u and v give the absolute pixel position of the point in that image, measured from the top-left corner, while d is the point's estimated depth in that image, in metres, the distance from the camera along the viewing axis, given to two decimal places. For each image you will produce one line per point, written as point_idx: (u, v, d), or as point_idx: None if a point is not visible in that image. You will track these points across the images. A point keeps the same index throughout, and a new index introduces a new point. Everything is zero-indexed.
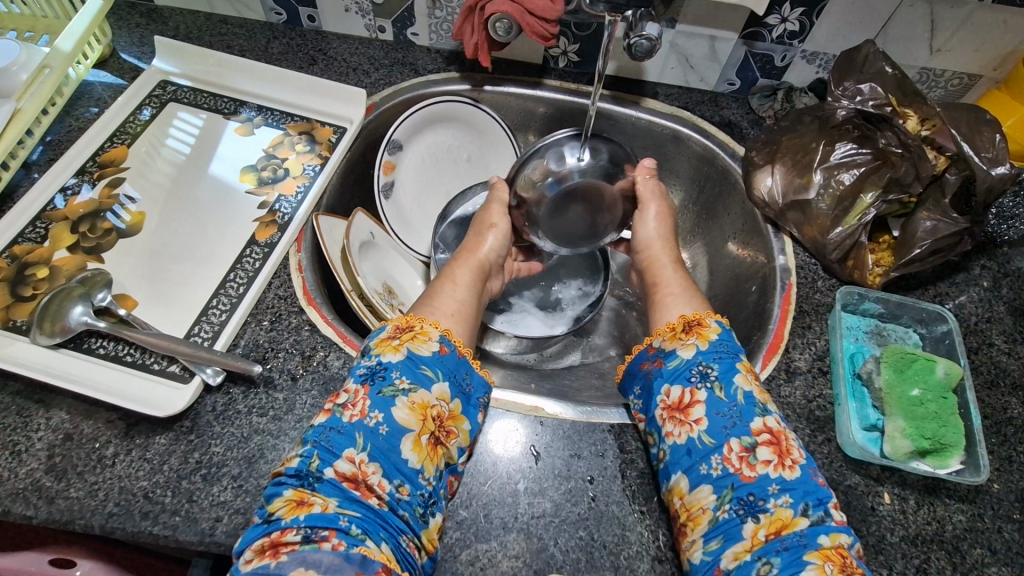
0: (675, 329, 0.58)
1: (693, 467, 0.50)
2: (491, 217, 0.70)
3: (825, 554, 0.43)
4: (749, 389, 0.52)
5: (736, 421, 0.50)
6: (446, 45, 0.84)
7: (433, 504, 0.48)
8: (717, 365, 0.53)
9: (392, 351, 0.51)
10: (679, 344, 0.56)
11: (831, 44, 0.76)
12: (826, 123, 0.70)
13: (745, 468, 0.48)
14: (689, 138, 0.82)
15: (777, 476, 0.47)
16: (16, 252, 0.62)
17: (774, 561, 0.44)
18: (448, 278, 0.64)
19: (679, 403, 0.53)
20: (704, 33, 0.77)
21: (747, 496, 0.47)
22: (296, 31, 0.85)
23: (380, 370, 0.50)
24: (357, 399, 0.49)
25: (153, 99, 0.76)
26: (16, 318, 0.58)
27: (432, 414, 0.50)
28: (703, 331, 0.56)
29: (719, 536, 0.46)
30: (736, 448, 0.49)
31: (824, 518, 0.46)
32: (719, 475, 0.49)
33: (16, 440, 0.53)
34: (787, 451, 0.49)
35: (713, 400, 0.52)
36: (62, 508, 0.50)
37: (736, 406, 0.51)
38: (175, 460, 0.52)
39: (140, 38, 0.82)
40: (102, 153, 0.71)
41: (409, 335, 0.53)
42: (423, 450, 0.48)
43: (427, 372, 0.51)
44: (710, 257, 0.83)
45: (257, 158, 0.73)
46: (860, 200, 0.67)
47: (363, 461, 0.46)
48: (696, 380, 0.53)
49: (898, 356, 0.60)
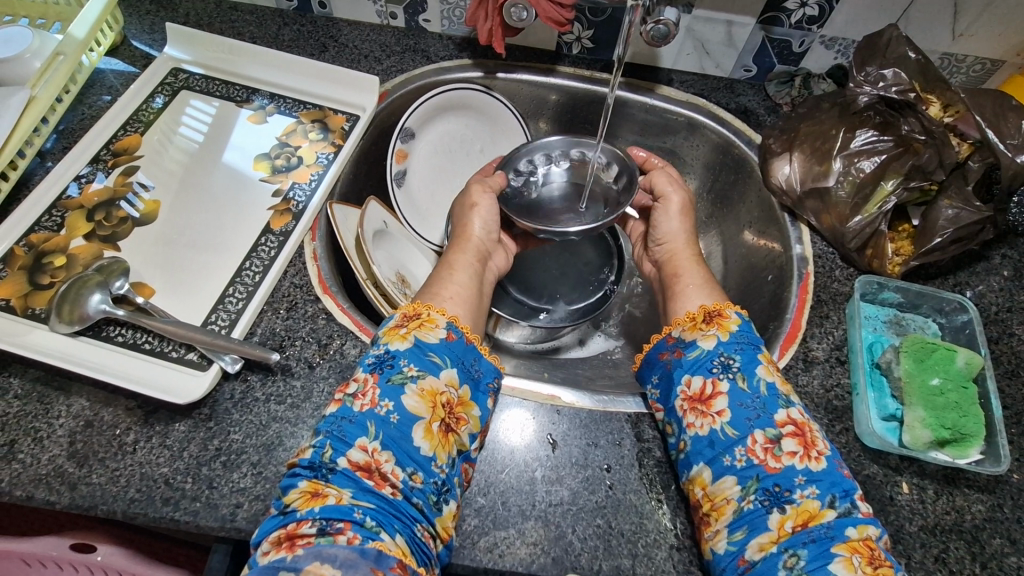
0: (694, 319, 0.58)
1: (716, 459, 0.50)
2: (474, 198, 0.69)
3: (852, 546, 0.44)
4: (771, 380, 0.52)
5: (760, 413, 0.50)
6: (458, 32, 0.84)
7: (447, 491, 0.48)
8: (739, 356, 0.53)
9: (399, 339, 0.52)
10: (699, 334, 0.56)
11: (851, 29, 0.75)
12: (847, 109, 0.68)
13: (769, 459, 0.48)
14: (704, 126, 0.81)
15: (803, 467, 0.47)
16: (33, 240, 0.62)
17: (801, 553, 0.44)
18: (444, 265, 0.64)
19: (701, 394, 0.53)
20: (722, 18, 0.76)
21: (773, 487, 0.47)
22: (307, 17, 0.84)
23: (388, 358, 0.51)
24: (367, 387, 0.49)
25: (165, 87, 0.76)
26: (34, 306, 0.58)
27: (442, 400, 0.50)
28: (724, 322, 0.56)
29: (744, 527, 0.46)
30: (761, 439, 0.49)
31: (851, 510, 0.46)
32: (743, 466, 0.49)
33: (38, 427, 0.53)
34: (811, 443, 0.49)
35: (736, 391, 0.52)
36: (85, 494, 0.50)
37: (759, 398, 0.51)
38: (195, 447, 0.53)
39: (150, 26, 0.81)
40: (116, 141, 0.71)
41: (416, 324, 0.53)
42: (434, 437, 0.48)
43: (434, 358, 0.51)
44: (725, 246, 0.83)
45: (270, 146, 0.73)
46: (880, 187, 0.66)
47: (375, 450, 0.46)
48: (718, 371, 0.53)
49: (917, 346, 0.59)
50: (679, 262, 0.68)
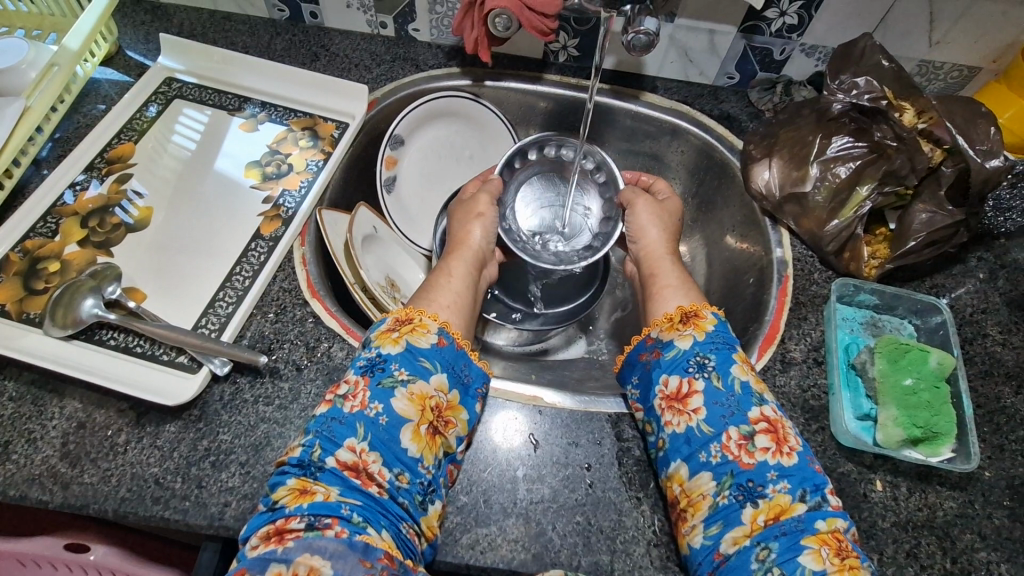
0: (672, 320, 0.59)
1: (693, 456, 0.51)
2: (479, 206, 0.71)
3: (821, 538, 0.45)
4: (746, 379, 0.54)
5: (735, 411, 0.52)
6: (447, 41, 0.85)
7: (432, 491, 0.50)
8: (713, 356, 0.55)
9: (391, 343, 0.53)
10: (676, 334, 0.57)
11: (830, 37, 0.77)
12: (824, 116, 0.70)
13: (743, 456, 0.49)
14: (688, 132, 0.82)
15: (775, 463, 0.49)
16: (28, 246, 0.64)
17: (772, 546, 0.45)
18: (442, 271, 0.66)
19: (678, 393, 0.54)
20: (704, 27, 0.77)
21: (746, 483, 0.48)
22: (299, 27, 0.86)
23: (379, 362, 0.52)
24: (357, 390, 0.50)
25: (159, 96, 0.78)
26: (29, 311, 0.60)
27: (431, 404, 0.51)
28: (700, 322, 0.57)
29: (719, 522, 0.48)
30: (734, 436, 0.50)
31: (821, 504, 0.47)
32: (719, 462, 0.50)
33: (32, 428, 0.55)
34: (783, 439, 0.50)
35: (711, 390, 0.53)
36: (76, 493, 0.52)
37: (734, 396, 0.52)
38: (185, 447, 0.54)
39: (144, 35, 0.83)
40: (110, 149, 0.72)
41: (408, 328, 0.54)
42: (422, 439, 0.50)
43: (425, 363, 0.53)
44: (709, 249, 0.84)
45: (261, 154, 0.74)
46: (856, 192, 0.68)
47: (363, 450, 0.48)
48: (694, 371, 0.55)
49: (892, 346, 0.60)
50: (654, 261, 0.70)
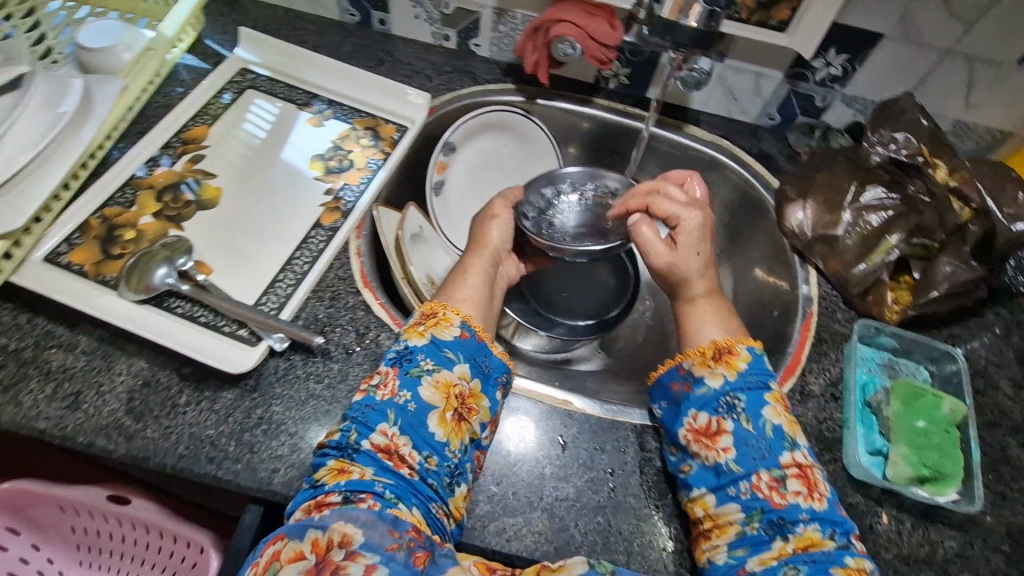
0: (705, 355, 0.60)
1: (721, 487, 0.54)
2: (496, 209, 0.75)
3: (848, 571, 0.48)
4: (777, 422, 0.56)
5: (765, 454, 0.54)
6: (505, 58, 0.90)
7: (460, 474, 0.53)
8: (745, 397, 0.57)
9: (418, 336, 0.57)
10: (708, 371, 0.59)
11: (870, 90, 0.81)
12: (859, 166, 0.75)
13: (774, 496, 0.52)
14: (726, 166, 0.86)
15: (806, 505, 0.52)
16: (107, 214, 0.69)
17: (801, 568, 0.49)
18: (460, 270, 0.69)
19: (706, 429, 0.57)
20: (752, 69, 0.82)
21: (776, 518, 0.51)
22: (366, 32, 0.91)
23: (407, 353, 0.56)
24: (387, 379, 0.55)
25: (233, 85, 0.82)
26: (105, 274, 0.64)
27: (455, 391, 0.55)
28: (732, 360, 0.59)
29: (744, 546, 0.51)
30: (766, 477, 0.53)
31: (848, 543, 0.51)
32: (748, 497, 0.53)
33: (101, 381, 0.59)
34: (813, 483, 0.53)
35: (741, 432, 0.55)
36: (139, 446, 0.56)
37: (764, 439, 0.55)
38: (240, 414, 0.59)
39: (222, 27, 0.88)
40: (186, 130, 0.77)
41: (433, 321, 0.59)
42: (447, 425, 0.54)
43: (449, 354, 0.57)
44: (736, 279, 0.88)
45: (325, 149, 0.79)
46: (885, 240, 0.71)
47: (394, 434, 0.52)
48: (723, 411, 0.57)
49: (907, 389, 0.63)
50: None
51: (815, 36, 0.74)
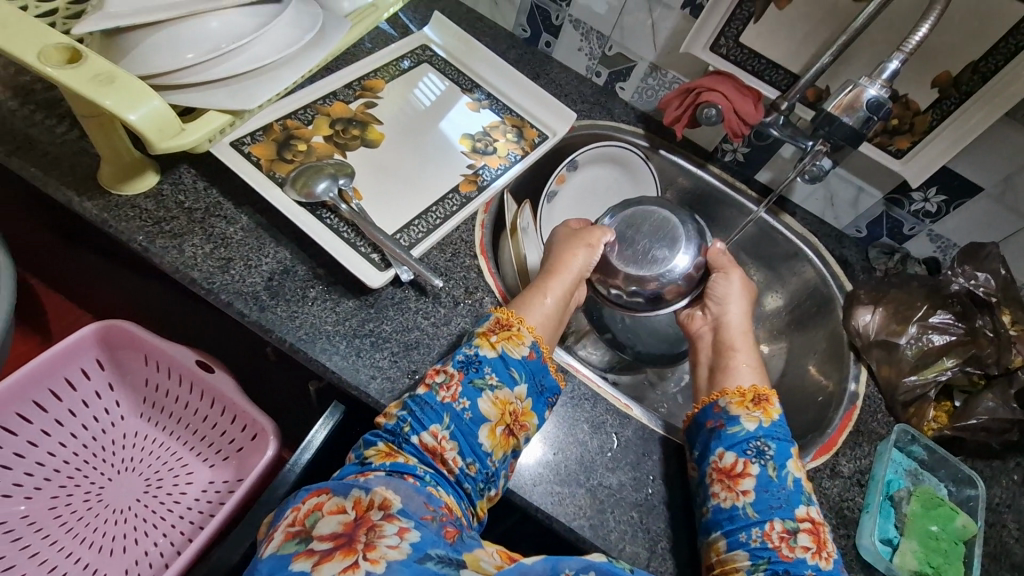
0: (744, 396, 0.66)
1: (733, 531, 0.58)
2: (593, 238, 0.78)
3: None
4: (798, 475, 0.61)
5: (782, 505, 0.58)
6: (643, 106, 1.01)
7: (492, 481, 0.59)
8: (773, 446, 0.62)
9: (489, 346, 0.63)
10: (745, 412, 0.64)
11: (956, 234, 0.89)
12: (936, 291, 0.82)
13: (783, 547, 0.56)
14: (807, 259, 0.95)
15: (813, 563, 0.56)
16: (288, 124, 0.79)
17: None
18: (540, 287, 0.72)
19: (731, 470, 0.61)
20: (856, 182, 0.91)
21: (782, 570, 0.55)
22: (531, 48, 1.03)
23: (475, 362, 0.62)
24: (452, 382, 0.60)
25: (414, 55, 0.94)
26: (276, 171, 0.73)
27: (509, 409, 0.61)
28: (768, 408, 0.65)
29: None
30: (779, 528, 0.57)
31: None
32: (758, 545, 0.56)
33: (250, 256, 0.68)
34: (822, 543, 0.58)
35: (764, 478, 0.60)
36: (268, 318, 0.65)
37: (785, 490, 0.59)
38: (356, 321, 0.67)
39: (415, 7, 1.01)
40: (367, 79, 0.88)
41: (506, 336, 0.64)
42: (495, 437, 0.59)
43: (514, 374, 0.62)
44: (788, 361, 0.96)
45: (476, 131, 0.89)
46: (940, 360, 0.79)
47: (444, 438, 0.57)
48: (752, 454, 0.61)
49: (927, 496, 0.70)
50: (736, 337, 0.75)
51: (928, 168, 0.81)
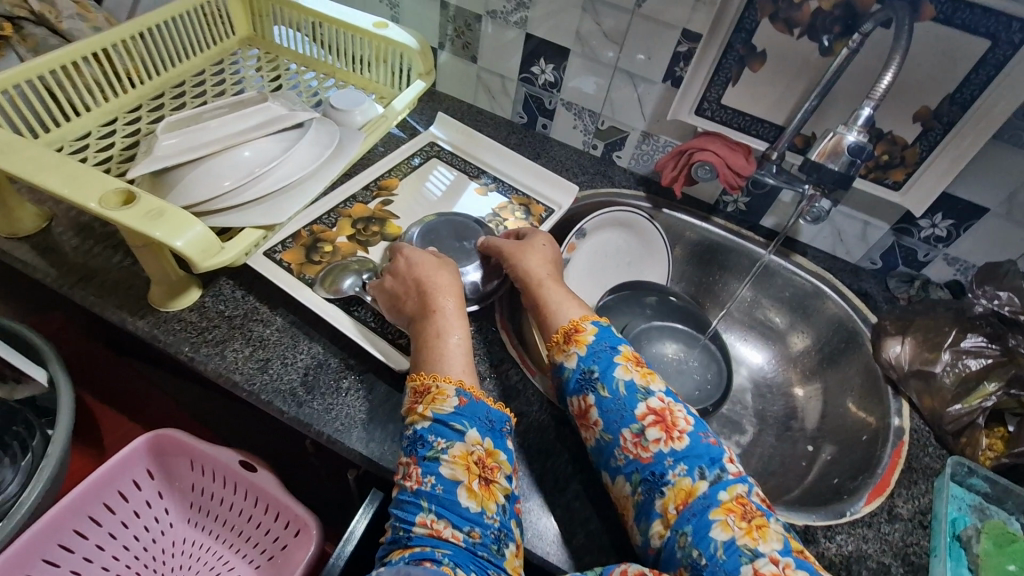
0: (559, 340, 0.68)
1: (609, 463, 0.62)
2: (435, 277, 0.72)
3: (726, 508, 0.54)
4: (629, 378, 0.63)
5: (623, 415, 0.61)
6: (640, 171, 1.07)
7: (504, 536, 0.56)
8: (597, 368, 0.64)
9: (420, 418, 0.60)
10: (563, 356, 0.67)
11: (975, 255, 0.88)
12: (962, 314, 0.81)
13: (641, 452, 0.59)
14: (827, 296, 0.95)
15: (669, 450, 0.58)
16: (314, 229, 0.86)
17: (687, 531, 0.54)
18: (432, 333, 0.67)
19: (582, 412, 0.64)
20: (860, 217, 0.93)
21: (649, 475, 0.58)
22: (529, 132, 1.11)
23: (419, 439, 0.59)
24: (410, 470, 0.58)
25: (423, 153, 1.02)
26: (306, 273, 0.80)
27: (472, 459, 0.58)
28: (580, 338, 0.67)
29: (645, 517, 0.57)
30: (630, 437, 0.60)
31: (721, 475, 0.57)
32: (625, 463, 0.60)
33: (287, 355, 0.73)
34: (671, 425, 0.60)
35: (602, 401, 0.63)
36: (307, 413, 0.68)
37: (620, 400, 0.62)
38: (390, 407, 0.70)
39: (421, 110, 1.12)
40: (382, 179, 0.96)
41: (429, 398, 0.61)
42: (476, 494, 0.56)
43: (456, 426, 0.59)
44: (826, 401, 0.94)
45: (487, 214, 0.95)
46: (982, 386, 0.76)
47: (433, 521, 0.55)
48: (584, 386, 0.64)
49: (998, 531, 0.68)
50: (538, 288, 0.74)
51: (928, 196, 0.84)
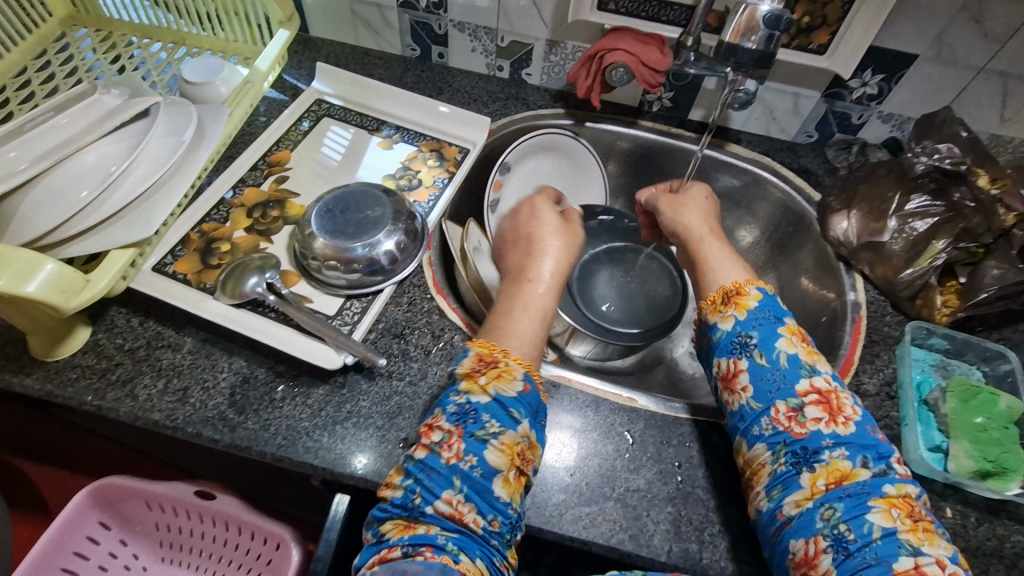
0: (716, 301, 0.63)
1: (749, 430, 0.56)
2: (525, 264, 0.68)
3: (888, 501, 0.48)
4: (793, 351, 0.57)
5: (781, 385, 0.55)
6: (555, 85, 0.97)
7: (517, 526, 0.52)
8: (758, 333, 0.58)
9: (479, 391, 0.53)
10: (720, 316, 0.62)
11: (909, 108, 0.85)
12: (904, 176, 0.78)
13: (794, 426, 0.53)
14: (768, 182, 0.91)
15: (829, 432, 0.52)
16: (205, 228, 0.76)
17: (837, 506, 0.49)
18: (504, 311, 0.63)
19: (727, 375, 0.59)
20: (790, 90, 0.87)
21: (801, 450, 0.52)
22: (426, 65, 0.99)
23: (470, 411, 0.52)
24: (452, 440, 0.51)
25: (311, 113, 0.90)
26: (206, 281, 0.70)
27: (517, 451, 0.52)
28: (742, 301, 0.61)
29: (779, 486, 0.52)
30: (784, 410, 0.54)
31: (887, 471, 0.50)
32: (771, 433, 0.54)
33: (206, 377, 0.65)
34: (838, 410, 0.53)
35: (756, 367, 0.57)
36: (243, 436, 0.61)
37: (779, 370, 0.56)
38: (332, 408, 0.64)
39: (298, 63, 0.97)
40: (271, 154, 0.84)
41: (494, 374, 0.55)
42: (511, 484, 0.51)
43: (514, 412, 0.53)
44: (782, 289, 0.92)
45: (396, 169, 0.85)
46: (932, 245, 0.74)
47: (459, 501, 0.49)
48: (738, 350, 0.59)
49: (964, 388, 0.65)
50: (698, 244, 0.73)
51: (855, 55, 0.78)
